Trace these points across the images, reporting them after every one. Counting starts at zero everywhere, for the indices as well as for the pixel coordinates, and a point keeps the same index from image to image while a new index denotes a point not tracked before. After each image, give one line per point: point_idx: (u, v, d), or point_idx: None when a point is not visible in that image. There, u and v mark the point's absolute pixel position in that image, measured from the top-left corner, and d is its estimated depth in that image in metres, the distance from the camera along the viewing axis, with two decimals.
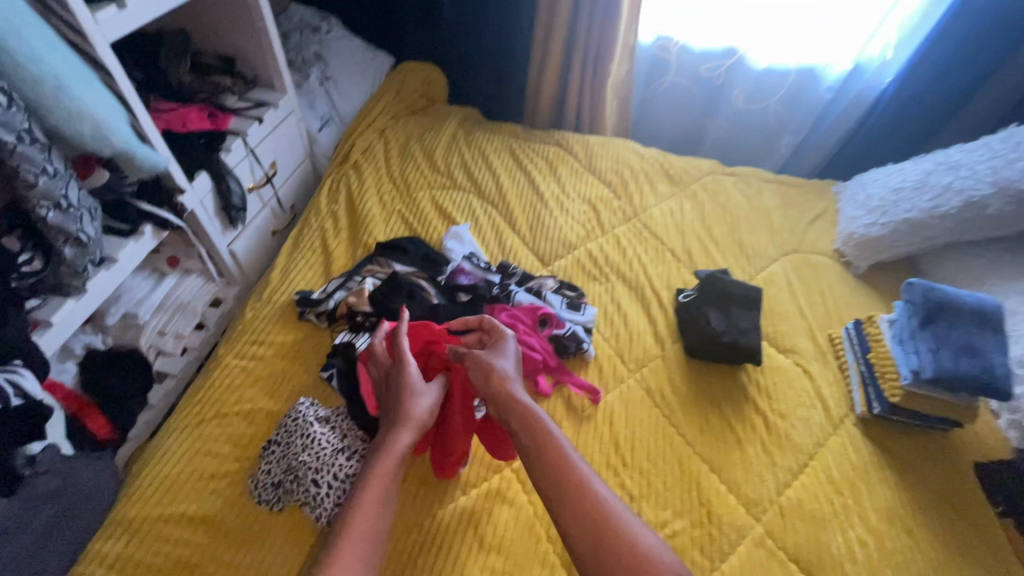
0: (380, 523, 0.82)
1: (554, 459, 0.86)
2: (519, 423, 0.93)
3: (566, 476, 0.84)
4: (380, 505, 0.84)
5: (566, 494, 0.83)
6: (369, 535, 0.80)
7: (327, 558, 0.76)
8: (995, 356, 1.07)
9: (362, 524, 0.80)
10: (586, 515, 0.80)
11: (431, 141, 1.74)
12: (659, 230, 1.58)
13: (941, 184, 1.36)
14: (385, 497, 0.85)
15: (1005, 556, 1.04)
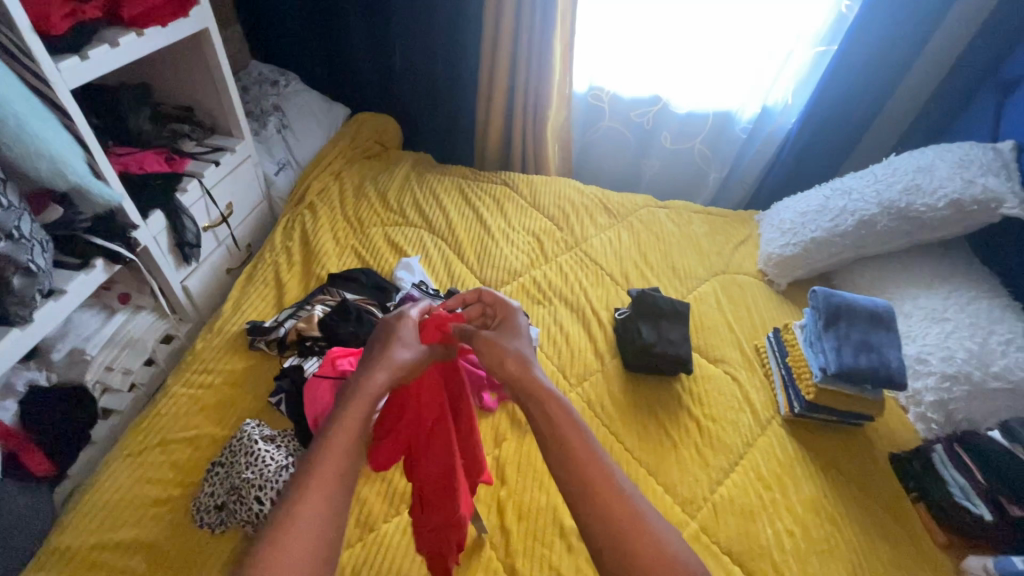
0: (354, 468, 0.70)
1: (569, 438, 0.75)
2: (531, 402, 0.82)
3: (582, 455, 0.74)
4: (353, 450, 0.71)
5: (583, 482, 0.71)
6: (341, 482, 0.67)
7: (286, 512, 0.62)
8: (889, 351, 1.19)
9: (328, 473, 0.67)
10: (603, 503, 0.69)
11: (385, 183, 1.85)
12: (598, 257, 1.70)
13: (838, 207, 1.54)
14: (356, 443, 0.72)
15: (918, 537, 1.12)
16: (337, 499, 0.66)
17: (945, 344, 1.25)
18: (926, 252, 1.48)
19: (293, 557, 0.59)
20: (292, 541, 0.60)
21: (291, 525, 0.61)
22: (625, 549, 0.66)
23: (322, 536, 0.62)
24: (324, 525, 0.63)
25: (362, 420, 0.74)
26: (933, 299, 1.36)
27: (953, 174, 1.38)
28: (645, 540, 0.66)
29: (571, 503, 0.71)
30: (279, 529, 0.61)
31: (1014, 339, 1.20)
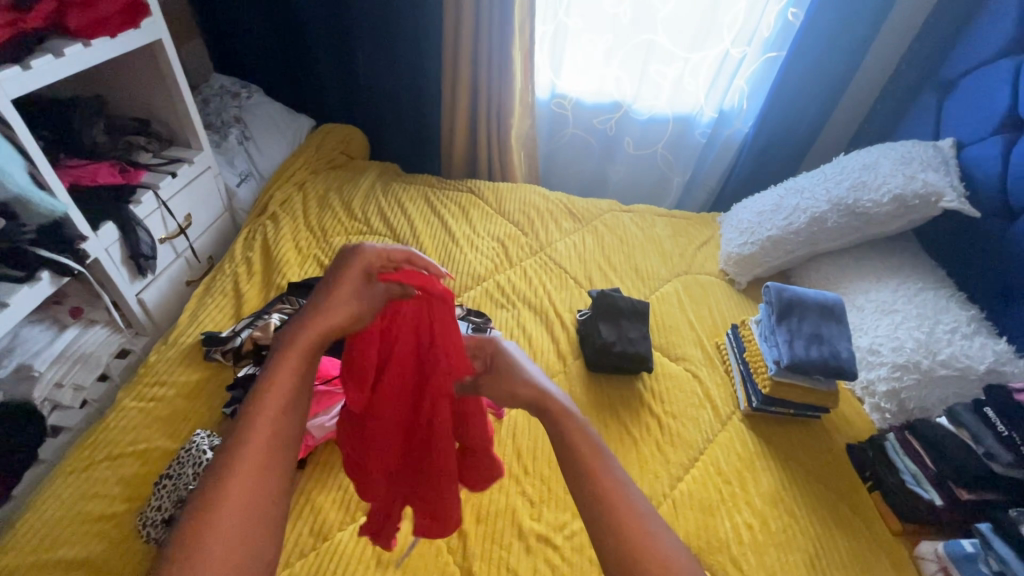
0: (292, 423, 0.70)
1: (579, 445, 0.74)
2: (548, 422, 0.79)
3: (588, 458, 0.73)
4: (286, 408, 0.70)
5: (594, 491, 0.70)
6: (276, 440, 0.67)
7: (221, 475, 0.62)
8: (839, 343, 1.22)
9: (264, 433, 0.67)
10: (610, 511, 0.68)
11: (349, 192, 1.85)
12: (563, 260, 1.71)
13: (792, 205, 1.58)
14: (294, 400, 0.71)
15: (875, 524, 1.13)
16: (267, 472, 0.65)
17: (895, 335, 1.28)
18: (877, 247, 1.52)
19: (227, 527, 0.60)
20: (229, 503, 0.61)
21: (221, 504, 0.61)
22: (631, 557, 0.64)
23: (259, 499, 0.63)
24: (262, 486, 0.64)
25: (289, 385, 0.71)
26: (883, 291, 1.39)
27: (896, 170, 1.43)
28: (654, 549, 0.65)
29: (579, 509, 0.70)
30: (212, 499, 0.61)
31: (959, 328, 1.24)
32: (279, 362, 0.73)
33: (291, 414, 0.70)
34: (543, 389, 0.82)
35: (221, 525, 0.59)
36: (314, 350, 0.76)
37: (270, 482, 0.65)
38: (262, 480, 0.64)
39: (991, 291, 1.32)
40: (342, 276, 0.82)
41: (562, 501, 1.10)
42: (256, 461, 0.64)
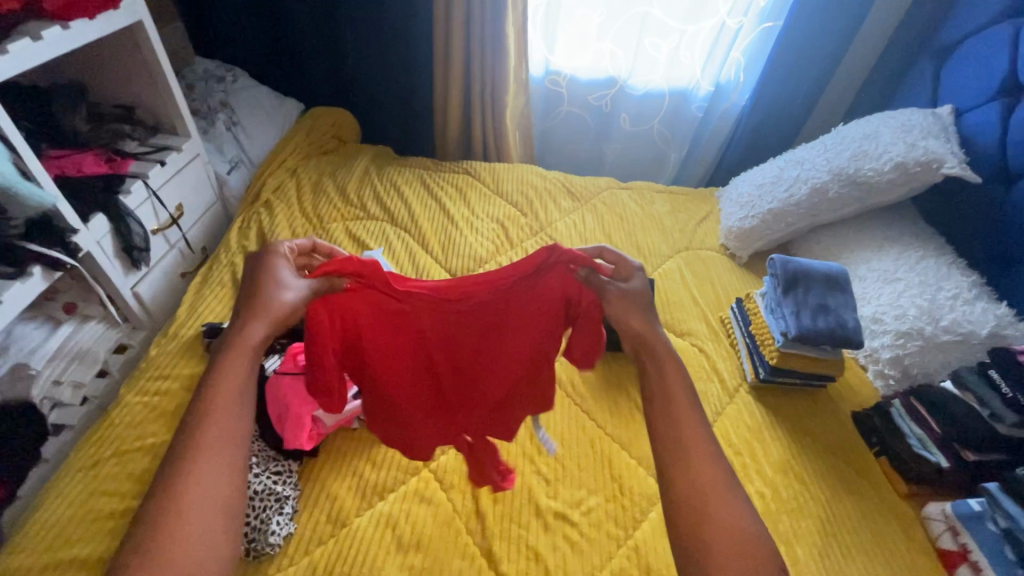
0: (247, 412, 0.73)
1: (673, 397, 0.79)
2: (648, 357, 0.85)
3: (680, 415, 0.77)
4: (238, 400, 0.73)
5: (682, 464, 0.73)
6: (230, 433, 0.70)
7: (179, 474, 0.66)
8: (846, 312, 1.23)
9: (217, 428, 0.70)
10: (686, 463, 0.73)
11: (343, 177, 1.82)
12: (564, 240, 1.70)
13: (792, 177, 1.58)
14: (245, 393, 0.74)
15: (882, 488, 1.15)
16: (224, 471, 0.68)
17: (899, 303, 1.29)
18: (876, 217, 1.53)
19: (193, 518, 0.64)
20: (192, 496, 0.65)
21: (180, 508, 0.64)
22: (701, 507, 0.70)
23: (222, 488, 0.67)
24: (225, 476, 0.68)
25: (241, 374, 0.75)
26: (885, 260, 1.40)
27: (897, 138, 1.43)
28: (721, 514, 0.69)
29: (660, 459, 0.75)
30: (172, 494, 0.64)
31: (960, 294, 1.25)
32: (225, 362, 0.75)
33: (241, 408, 0.73)
34: (650, 323, 0.88)
35: (180, 534, 0.62)
36: (260, 345, 0.79)
37: (230, 470, 0.68)
38: (218, 479, 0.67)
39: (990, 256, 1.33)
40: (261, 280, 0.83)
41: (577, 478, 1.11)
42: (210, 469, 0.67)
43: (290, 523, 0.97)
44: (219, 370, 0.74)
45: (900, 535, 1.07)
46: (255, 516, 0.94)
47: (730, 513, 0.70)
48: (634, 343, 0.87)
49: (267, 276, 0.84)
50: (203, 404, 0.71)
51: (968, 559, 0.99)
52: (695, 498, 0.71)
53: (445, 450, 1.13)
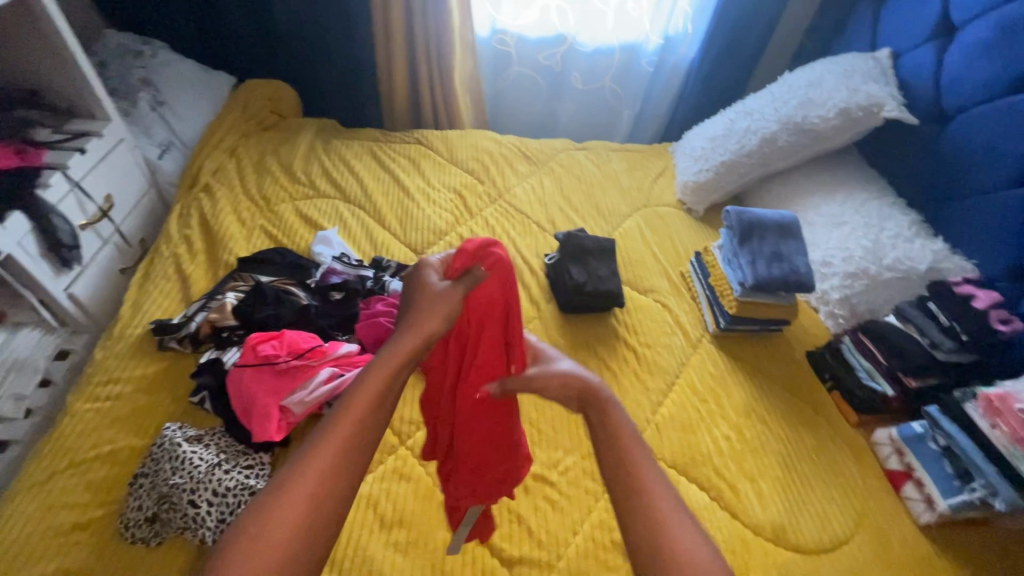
0: (369, 429, 0.73)
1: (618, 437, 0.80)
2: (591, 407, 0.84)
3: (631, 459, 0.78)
4: (373, 408, 0.74)
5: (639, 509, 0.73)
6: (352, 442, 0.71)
7: (296, 466, 0.69)
8: (798, 258, 1.27)
9: (345, 431, 0.71)
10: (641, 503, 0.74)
11: (287, 155, 1.72)
12: (523, 206, 1.68)
13: (743, 128, 1.60)
14: (381, 402, 0.74)
15: (837, 421, 1.23)
16: (331, 486, 0.68)
17: (845, 246, 1.35)
18: (823, 163, 1.57)
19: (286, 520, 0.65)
20: (294, 496, 0.66)
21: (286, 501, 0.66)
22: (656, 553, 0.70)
23: (319, 502, 0.67)
24: (327, 491, 0.68)
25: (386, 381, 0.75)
26: (832, 205, 1.46)
27: (840, 84, 1.47)
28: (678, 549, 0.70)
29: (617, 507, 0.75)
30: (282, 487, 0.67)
31: (901, 233, 1.32)
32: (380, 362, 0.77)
33: (373, 419, 0.74)
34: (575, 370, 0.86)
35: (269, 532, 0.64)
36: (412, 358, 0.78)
37: (333, 487, 0.68)
38: (335, 465, 0.69)
39: (927, 195, 1.40)
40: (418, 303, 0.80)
41: (553, 440, 1.13)
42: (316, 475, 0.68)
43: None
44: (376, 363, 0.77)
45: (852, 462, 1.15)
46: (232, 512, 0.91)
47: (684, 552, 0.70)
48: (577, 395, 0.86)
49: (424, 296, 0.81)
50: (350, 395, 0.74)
51: (912, 477, 1.08)
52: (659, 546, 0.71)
53: (421, 426, 1.12)
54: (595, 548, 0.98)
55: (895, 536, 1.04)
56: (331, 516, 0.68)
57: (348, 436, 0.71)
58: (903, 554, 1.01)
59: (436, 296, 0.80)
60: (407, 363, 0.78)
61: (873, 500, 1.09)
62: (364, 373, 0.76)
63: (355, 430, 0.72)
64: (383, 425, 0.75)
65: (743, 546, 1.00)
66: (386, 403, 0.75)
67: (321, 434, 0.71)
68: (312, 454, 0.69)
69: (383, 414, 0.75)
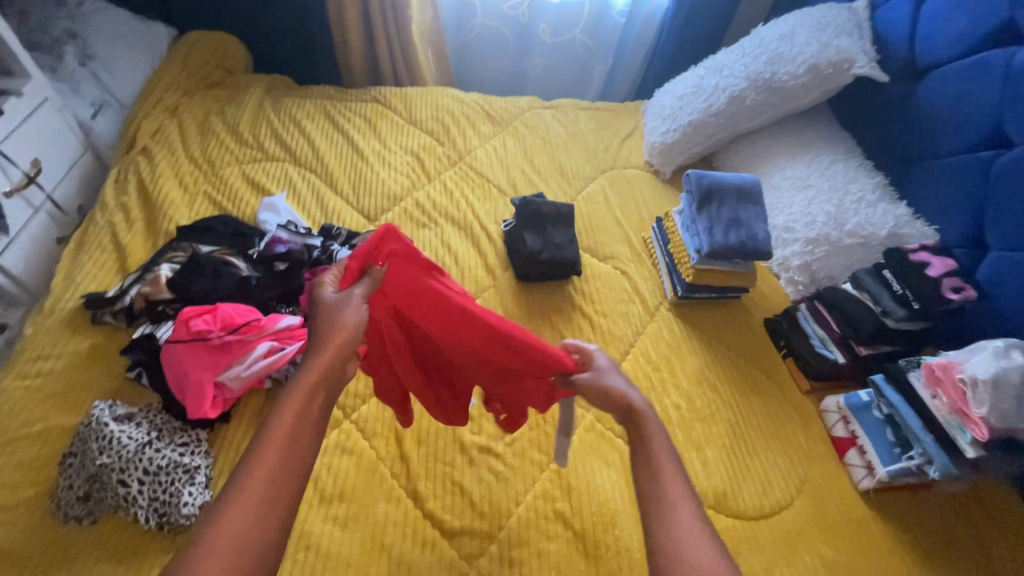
0: (301, 450, 0.69)
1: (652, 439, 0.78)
2: (630, 417, 0.82)
3: (659, 460, 0.75)
4: (298, 430, 0.70)
5: (661, 507, 0.70)
6: (284, 466, 0.66)
7: (224, 503, 0.62)
8: (756, 225, 1.23)
9: (275, 455, 0.66)
10: (667, 499, 0.71)
11: (234, 114, 1.63)
12: (484, 169, 1.61)
13: (711, 85, 1.52)
14: (304, 422, 0.70)
15: (788, 388, 1.23)
16: (267, 515, 0.62)
17: (808, 211, 1.32)
18: (794, 123, 1.51)
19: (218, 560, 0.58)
20: (227, 534, 0.59)
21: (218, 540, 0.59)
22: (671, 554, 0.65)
23: (257, 534, 0.61)
24: (264, 521, 0.62)
25: (304, 400, 0.72)
26: (798, 167, 1.41)
27: (812, 38, 1.39)
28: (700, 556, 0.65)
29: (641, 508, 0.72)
30: (210, 527, 0.60)
31: (864, 197, 1.29)
32: (297, 382, 0.73)
33: (302, 441, 0.69)
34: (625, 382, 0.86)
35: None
36: (328, 378, 0.76)
37: (269, 515, 0.63)
38: (270, 494, 0.64)
39: (896, 156, 1.35)
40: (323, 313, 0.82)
41: None
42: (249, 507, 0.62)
43: (206, 491, 0.94)
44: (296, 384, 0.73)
45: (800, 429, 1.16)
46: (164, 490, 0.90)
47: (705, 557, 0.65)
48: (617, 405, 0.84)
49: (323, 308, 0.82)
50: (272, 420, 0.69)
51: (855, 444, 1.08)
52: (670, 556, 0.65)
53: (366, 399, 1.11)
54: (536, 517, 0.98)
55: (834, 501, 1.06)
56: (269, 555, 0.61)
57: (268, 475, 0.65)
58: (840, 519, 1.03)
59: (336, 307, 0.82)
60: (325, 382, 0.75)
61: (816, 467, 1.10)
62: (278, 405, 0.71)
63: (274, 467, 0.65)
64: (314, 446, 0.71)
65: None
66: (309, 423, 0.71)
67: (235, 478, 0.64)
68: (226, 505, 0.62)
69: (304, 447, 0.69)
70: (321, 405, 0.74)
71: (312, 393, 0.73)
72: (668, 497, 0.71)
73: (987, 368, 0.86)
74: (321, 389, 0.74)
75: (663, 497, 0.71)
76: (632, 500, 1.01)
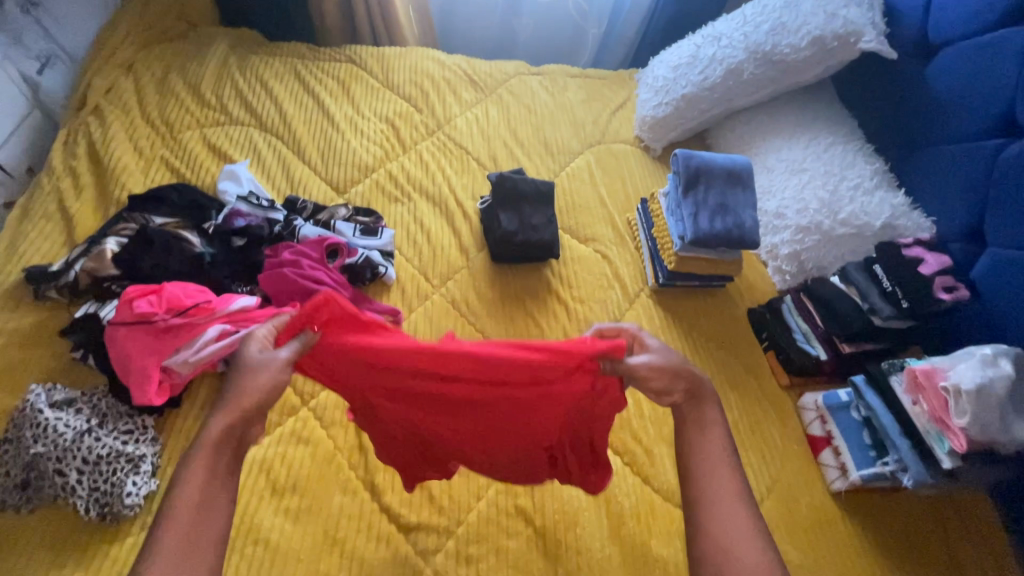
0: (212, 513, 0.67)
1: (709, 433, 0.80)
2: (688, 408, 0.82)
3: (713, 456, 0.78)
4: (207, 495, 0.67)
5: (712, 503, 0.75)
6: (193, 534, 0.65)
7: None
8: (745, 211, 1.16)
9: (183, 526, 0.65)
10: (715, 497, 0.75)
11: (195, 72, 1.51)
12: (463, 140, 1.51)
13: (708, 56, 1.41)
14: (211, 488, 0.68)
15: (767, 383, 1.19)
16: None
17: (801, 197, 1.26)
18: (794, 100, 1.42)
19: None
20: None
21: None
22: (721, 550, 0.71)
23: None
24: None
25: (208, 461, 0.69)
26: (794, 149, 1.33)
27: (818, 7, 1.28)
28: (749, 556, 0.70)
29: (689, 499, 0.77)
30: None
31: (861, 184, 1.22)
32: (202, 444, 0.69)
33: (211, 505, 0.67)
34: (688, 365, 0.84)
35: None
36: (233, 434, 0.72)
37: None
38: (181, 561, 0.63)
39: (897, 139, 1.26)
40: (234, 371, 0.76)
41: None
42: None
43: (152, 480, 0.91)
44: (198, 446, 0.69)
45: (775, 426, 1.13)
46: (105, 480, 0.86)
47: (755, 557, 0.70)
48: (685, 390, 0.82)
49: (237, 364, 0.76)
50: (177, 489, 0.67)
51: (831, 444, 1.06)
52: (717, 553, 0.71)
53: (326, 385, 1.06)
54: (497, 513, 0.95)
55: (805, 502, 1.03)
56: None
57: (186, 532, 0.65)
58: (809, 520, 1.01)
59: (251, 365, 0.75)
60: (228, 442, 0.71)
61: (790, 465, 1.07)
62: (180, 470, 0.68)
63: (188, 527, 0.65)
64: (226, 504, 0.69)
65: (649, 512, 0.98)
66: (218, 486, 0.69)
67: (153, 540, 0.64)
68: None
69: (219, 503, 0.68)
70: (229, 461, 0.71)
71: (217, 449, 0.70)
72: (716, 493, 0.75)
73: (972, 377, 0.82)
74: (227, 444, 0.71)
75: (714, 495, 0.75)
76: (598, 498, 0.98)
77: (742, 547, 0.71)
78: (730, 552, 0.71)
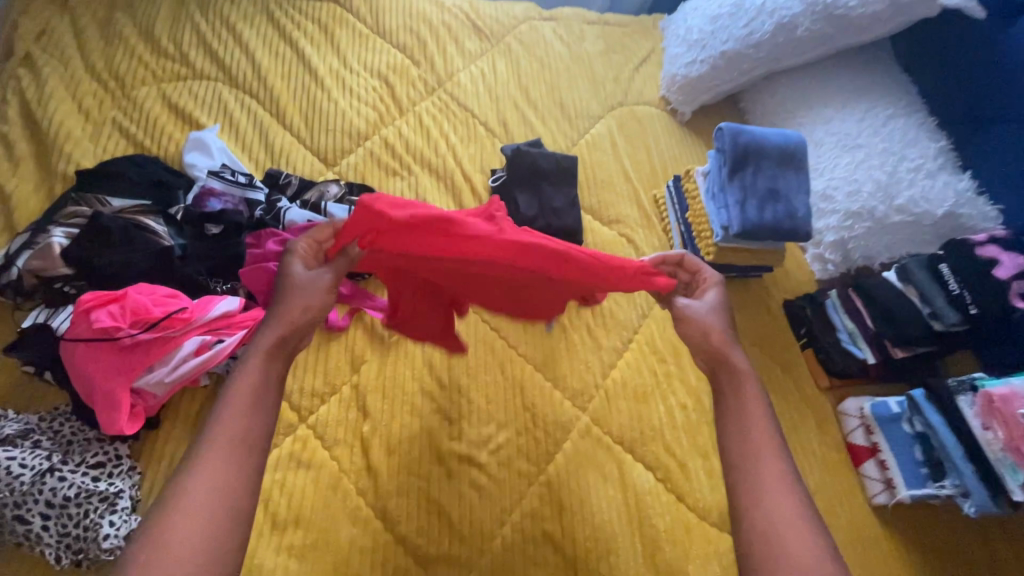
0: (264, 423, 0.61)
1: (748, 410, 0.69)
2: (724, 376, 0.72)
3: (756, 437, 0.66)
4: (256, 404, 0.61)
5: (760, 493, 0.62)
6: (241, 442, 0.58)
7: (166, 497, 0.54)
8: (798, 198, 1.02)
9: (229, 431, 0.58)
10: (756, 486, 0.62)
11: (145, 11, 1.26)
12: (468, 100, 1.31)
13: (755, 7, 1.22)
14: (264, 392, 0.62)
15: (804, 384, 1.10)
16: (229, 500, 0.55)
17: (854, 177, 1.12)
18: (846, 63, 1.25)
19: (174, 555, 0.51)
20: (175, 537, 0.51)
21: (163, 545, 0.51)
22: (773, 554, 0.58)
23: (213, 529, 0.53)
24: (218, 512, 0.54)
25: (260, 371, 0.64)
26: (847, 121, 1.18)
27: None
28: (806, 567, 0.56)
29: (728, 483, 0.65)
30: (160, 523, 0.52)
31: (923, 165, 1.09)
32: (250, 360, 0.64)
33: (261, 414, 0.61)
34: (725, 333, 0.76)
35: None
36: (285, 345, 0.67)
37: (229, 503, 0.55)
38: (228, 474, 0.56)
39: (965, 116, 1.11)
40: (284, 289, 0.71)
41: (484, 412, 0.97)
42: (200, 491, 0.54)
43: (133, 516, 0.79)
44: (250, 354, 0.65)
45: (813, 432, 1.05)
46: (76, 524, 0.75)
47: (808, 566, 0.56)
48: (707, 357, 0.74)
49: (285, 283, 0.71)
50: (222, 400, 0.61)
51: (875, 456, 0.99)
52: (762, 539, 0.59)
53: (326, 398, 0.94)
54: (523, 541, 0.88)
55: (845, 514, 0.98)
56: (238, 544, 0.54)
57: (244, 432, 0.59)
58: (849, 537, 0.95)
59: (305, 287, 0.71)
60: (279, 354, 0.66)
61: (829, 474, 1.01)
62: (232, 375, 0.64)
63: (231, 446, 0.58)
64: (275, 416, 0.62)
65: (685, 534, 0.92)
66: (269, 396, 0.63)
67: (201, 439, 0.58)
68: (173, 498, 0.54)
69: (267, 411, 0.62)
70: (281, 371, 0.66)
71: (269, 358, 0.65)
72: (763, 482, 0.63)
73: None
74: (278, 355, 0.66)
75: (756, 474, 0.63)
76: (630, 521, 0.91)
77: (789, 532, 0.59)
78: (768, 537, 0.59)
